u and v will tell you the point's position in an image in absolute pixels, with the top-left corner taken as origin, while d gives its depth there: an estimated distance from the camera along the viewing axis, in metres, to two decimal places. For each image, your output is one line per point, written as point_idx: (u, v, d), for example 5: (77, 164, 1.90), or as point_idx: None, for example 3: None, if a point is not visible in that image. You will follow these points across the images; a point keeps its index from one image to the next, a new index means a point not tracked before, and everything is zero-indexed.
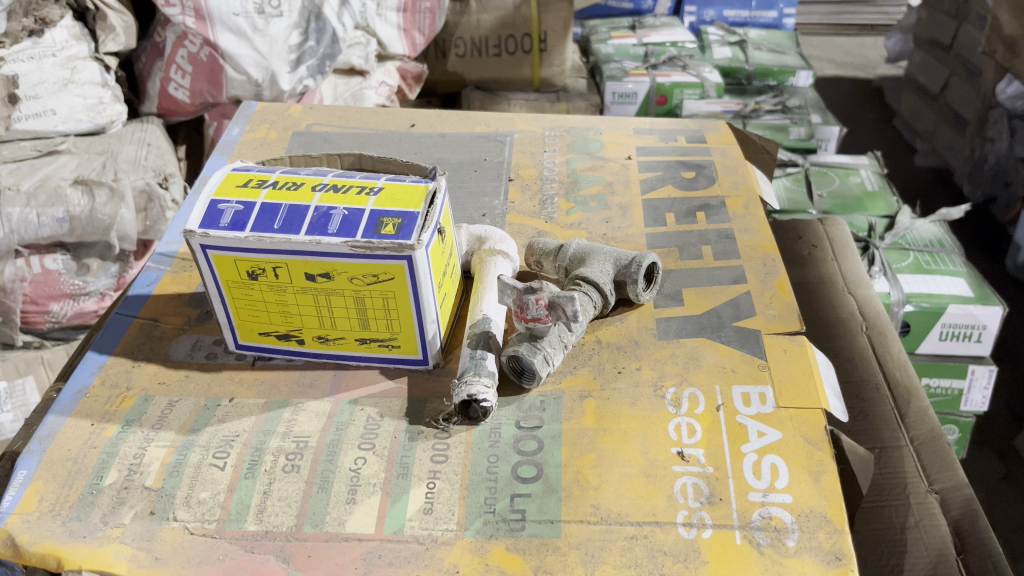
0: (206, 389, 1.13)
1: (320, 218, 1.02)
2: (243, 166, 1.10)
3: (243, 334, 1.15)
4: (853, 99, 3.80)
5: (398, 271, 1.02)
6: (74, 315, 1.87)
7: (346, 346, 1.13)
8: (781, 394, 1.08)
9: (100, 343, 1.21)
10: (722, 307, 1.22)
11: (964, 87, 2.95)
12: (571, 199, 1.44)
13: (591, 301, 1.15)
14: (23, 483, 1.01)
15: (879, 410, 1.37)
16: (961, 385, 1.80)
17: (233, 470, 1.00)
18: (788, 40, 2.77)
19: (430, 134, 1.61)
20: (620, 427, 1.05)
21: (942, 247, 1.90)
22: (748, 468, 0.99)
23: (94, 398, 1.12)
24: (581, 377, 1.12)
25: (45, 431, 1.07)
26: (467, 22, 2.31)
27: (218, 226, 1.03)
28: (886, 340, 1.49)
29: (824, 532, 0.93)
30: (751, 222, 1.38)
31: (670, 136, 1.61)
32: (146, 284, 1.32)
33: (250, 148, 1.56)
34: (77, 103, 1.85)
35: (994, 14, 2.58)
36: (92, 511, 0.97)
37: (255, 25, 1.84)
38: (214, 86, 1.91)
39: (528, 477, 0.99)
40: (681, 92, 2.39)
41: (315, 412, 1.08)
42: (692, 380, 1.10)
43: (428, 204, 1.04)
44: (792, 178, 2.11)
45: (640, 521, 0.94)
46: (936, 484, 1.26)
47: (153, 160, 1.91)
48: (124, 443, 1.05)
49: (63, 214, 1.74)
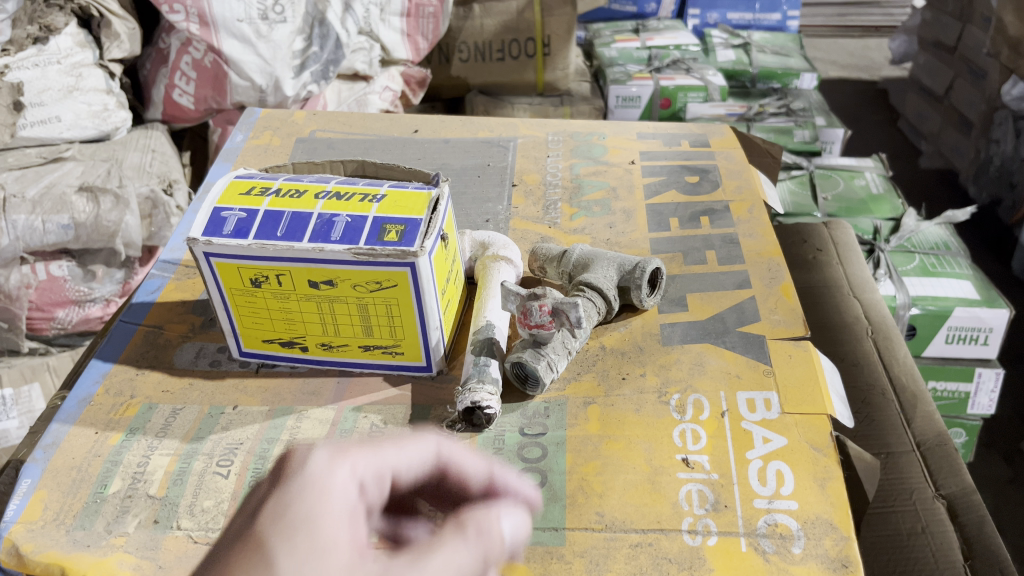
0: (211, 397, 1.13)
1: (323, 225, 1.02)
2: (246, 174, 1.11)
3: (247, 341, 1.15)
4: (859, 101, 3.79)
5: (401, 278, 1.02)
6: (80, 321, 1.87)
7: (349, 353, 1.13)
8: (787, 400, 1.07)
9: (105, 351, 1.21)
10: (726, 312, 1.22)
11: (969, 88, 2.94)
12: (574, 204, 1.44)
13: (595, 307, 1.15)
14: (28, 491, 1.01)
15: (885, 415, 1.36)
16: (967, 388, 1.79)
17: (237, 478, 1.01)
18: (792, 41, 2.77)
19: (434, 140, 1.61)
20: (624, 433, 1.04)
21: (948, 249, 1.89)
22: (753, 475, 0.98)
23: (98, 406, 1.12)
24: (584, 383, 1.11)
25: (50, 440, 1.07)
26: (471, 27, 2.32)
27: (221, 234, 1.03)
28: (892, 345, 1.48)
29: (830, 539, 0.92)
30: (755, 227, 1.38)
31: (674, 141, 1.61)
32: (150, 291, 1.32)
33: (254, 155, 1.57)
34: (82, 110, 1.87)
35: (999, 16, 2.56)
36: (96, 520, 0.97)
37: (259, 31, 1.84)
38: (219, 92, 1.91)
39: (533, 484, 0.99)
40: (684, 95, 2.43)
41: (319, 420, 1.08)
42: (697, 386, 1.10)
43: (431, 210, 1.04)
44: (797, 180, 2.11)
45: (645, 529, 0.93)
46: (943, 490, 1.24)
47: (157, 167, 1.92)
48: (128, 451, 1.05)
49: (68, 220, 1.74)
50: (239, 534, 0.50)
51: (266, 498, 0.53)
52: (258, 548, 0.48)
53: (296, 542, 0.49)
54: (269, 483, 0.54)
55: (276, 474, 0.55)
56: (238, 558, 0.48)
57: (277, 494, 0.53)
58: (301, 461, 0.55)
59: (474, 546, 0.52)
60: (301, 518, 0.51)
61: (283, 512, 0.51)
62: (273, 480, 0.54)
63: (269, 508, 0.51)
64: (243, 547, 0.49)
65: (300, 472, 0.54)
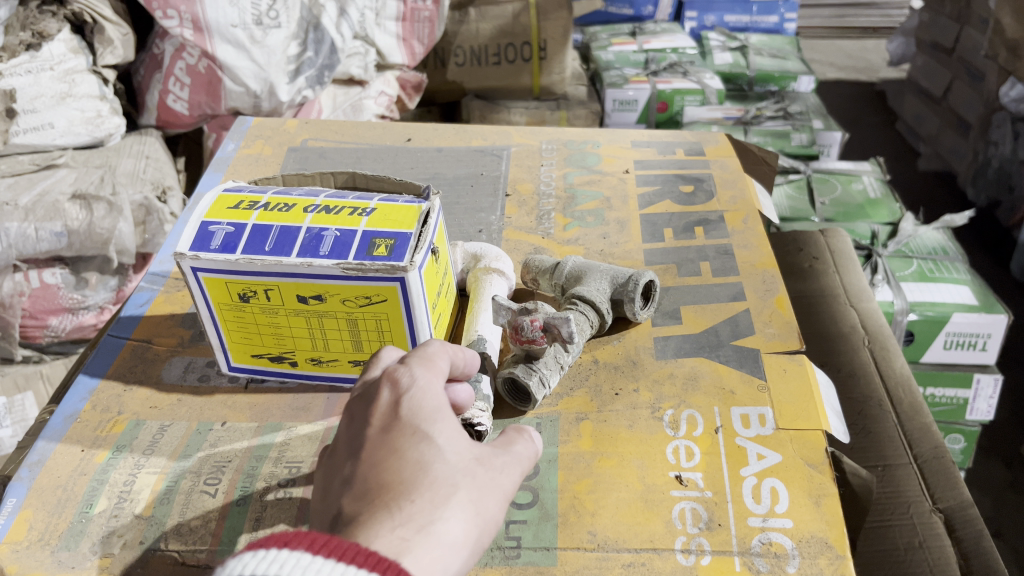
0: (199, 413, 1.12)
1: (312, 239, 1.01)
2: (235, 187, 1.09)
3: (235, 356, 1.14)
4: (856, 103, 3.78)
5: (391, 292, 1.01)
6: (73, 328, 1.86)
7: (339, 368, 1.12)
8: (781, 415, 1.06)
9: (93, 365, 1.20)
10: (720, 325, 1.20)
11: (967, 90, 2.94)
12: (568, 214, 1.43)
13: (587, 320, 1.13)
14: (13, 511, 0.99)
15: (882, 427, 1.35)
16: (966, 394, 1.78)
17: (225, 496, 1.00)
18: (790, 44, 2.75)
19: (427, 149, 1.60)
20: (617, 450, 1.03)
21: (945, 255, 1.87)
22: (747, 492, 0.97)
23: (85, 423, 1.11)
24: (577, 399, 1.10)
25: (35, 458, 1.06)
26: (467, 31, 2.30)
27: (209, 248, 1.02)
28: (889, 354, 1.47)
29: (825, 558, 0.91)
30: (751, 237, 1.36)
31: (669, 149, 1.60)
32: (139, 304, 1.30)
33: (246, 165, 1.55)
34: (75, 116, 1.86)
35: (997, 17, 2.56)
36: (82, 540, 0.96)
37: (253, 36, 1.82)
38: (213, 98, 1.90)
39: (524, 503, 0.97)
40: (681, 99, 2.42)
41: (308, 437, 1.07)
42: (690, 402, 1.08)
43: (421, 223, 1.02)
44: (793, 186, 2.10)
45: (638, 548, 0.92)
46: (941, 503, 1.23)
47: (151, 173, 1.91)
48: (114, 469, 1.04)
49: (61, 228, 1.73)
50: (390, 430, 0.66)
51: (394, 403, 0.68)
52: (415, 434, 0.65)
53: (441, 427, 0.66)
54: (386, 393, 0.69)
55: (389, 385, 0.69)
56: (406, 444, 0.65)
57: (404, 399, 0.68)
58: (405, 376, 0.70)
59: (531, 440, 0.73)
60: (432, 412, 0.67)
61: (419, 410, 0.67)
62: (390, 390, 0.69)
63: (406, 409, 0.67)
64: (403, 436, 0.65)
65: (411, 384, 0.69)
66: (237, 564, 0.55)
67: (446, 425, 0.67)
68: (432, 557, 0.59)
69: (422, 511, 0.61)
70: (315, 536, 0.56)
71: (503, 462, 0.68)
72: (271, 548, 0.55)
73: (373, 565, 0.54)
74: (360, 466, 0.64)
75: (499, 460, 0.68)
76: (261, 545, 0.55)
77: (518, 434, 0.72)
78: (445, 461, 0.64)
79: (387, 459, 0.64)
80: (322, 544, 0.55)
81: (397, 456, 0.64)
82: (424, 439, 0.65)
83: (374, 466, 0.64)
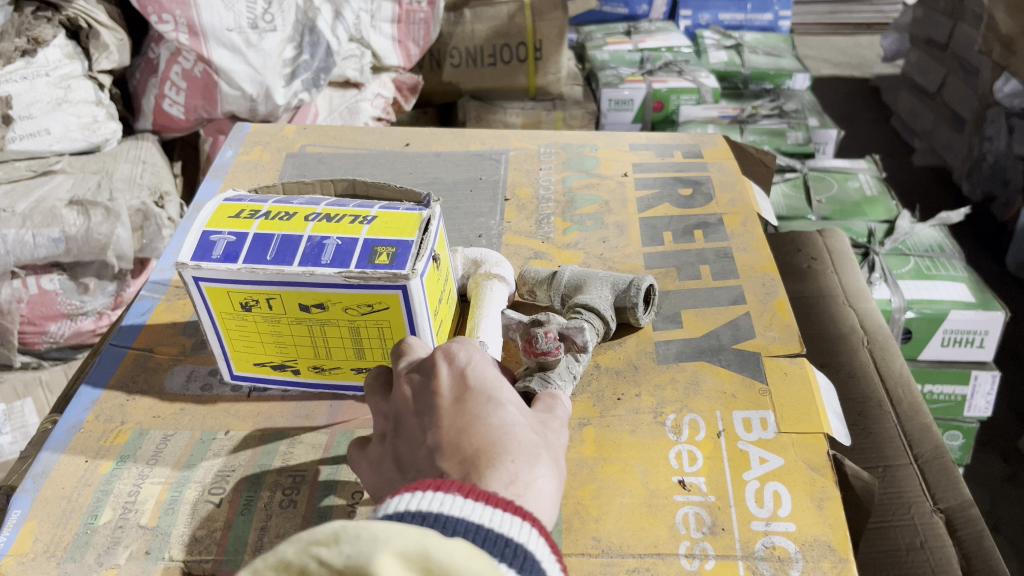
0: (202, 422, 1.12)
1: (313, 248, 1.01)
2: (235, 196, 1.09)
3: (238, 364, 1.14)
4: (852, 99, 3.79)
5: (393, 300, 1.01)
6: (72, 335, 1.85)
7: (341, 375, 1.12)
8: (783, 419, 1.07)
9: (95, 376, 1.20)
10: (721, 329, 1.21)
11: (962, 85, 2.94)
12: (567, 218, 1.43)
13: (593, 328, 1.14)
14: (18, 523, 0.99)
15: (883, 428, 1.36)
16: (964, 391, 1.79)
17: (229, 506, 1.00)
18: (785, 42, 2.75)
19: (425, 154, 1.60)
20: (620, 455, 1.03)
21: (942, 251, 1.88)
22: (750, 496, 0.98)
23: (88, 433, 1.11)
24: (579, 404, 1.10)
25: (39, 469, 1.06)
26: (462, 32, 2.31)
27: (210, 257, 1.01)
28: (888, 354, 1.48)
29: (828, 561, 0.91)
30: (749, 240, 1.37)
31: (667, 152, 1.60)
32: (140, 313, 1.30)
33: (245, 172, 1.55)
34: (71, 122, 1.85)
35: (991, 12, 2.57)
36: (87, 552, 0.96)
37: (249, 40, 1.81)
38: (209, 102, 1.89)
39: None
40: (677, 98, 2.43)
41: (312, 445, 1.08)
42: (692, 406, 1.09)
43: (422, 231, 1.02)
44: (790, 184, 2.11)
45: (641, 554, 0.92)
46: (942, 503, 1.24)
47: (148, 178, 1.90)
48: (118, 480, 1.04)
49: (59, 234, 1.73)
50: (464, 399, 0.75)
51: (459, 376, 0.77)
52: (488, 402, 0.75)
53: (507, 394, 0.77)
54: (448, 368, 0.78)
55: (448, 361, 0.78)
56: (484, 410, 0.74)
57: (465, 372, 0.77)
58: (460, 353, 0.79)
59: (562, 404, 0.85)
60: (496, 381, 0.77)
61: (484, 379, 0.77)
62: (450, 365, 0.78)
63: (472, 379, 0.76)
64: (478, 403, 0.74)
65: (467, 359, 0.79)
66: (400, 501, 0.64)
67: (510, 393, 0.77)
68: (538, 507, 0.69)
69: (523, 470, 0.71)
70: (461, 482, 0.66)
71: (558, 424, 0.80)
72: (425, 490, 0.65)
73: (515, 510, 0.64)
74: (446, 434, 0.73)
75: (555, 422, 0.80)
76: (417, 489, 0.65)
77: (553, 398, 0.83)
78: (520, 424, 0.74)
79: (471, 424, 0.73)
80: (470, 490, 0.65)
81: (481, 422, 0.73)
82: (499, 405, 0.75)
83: (461, 433, 0.72)
